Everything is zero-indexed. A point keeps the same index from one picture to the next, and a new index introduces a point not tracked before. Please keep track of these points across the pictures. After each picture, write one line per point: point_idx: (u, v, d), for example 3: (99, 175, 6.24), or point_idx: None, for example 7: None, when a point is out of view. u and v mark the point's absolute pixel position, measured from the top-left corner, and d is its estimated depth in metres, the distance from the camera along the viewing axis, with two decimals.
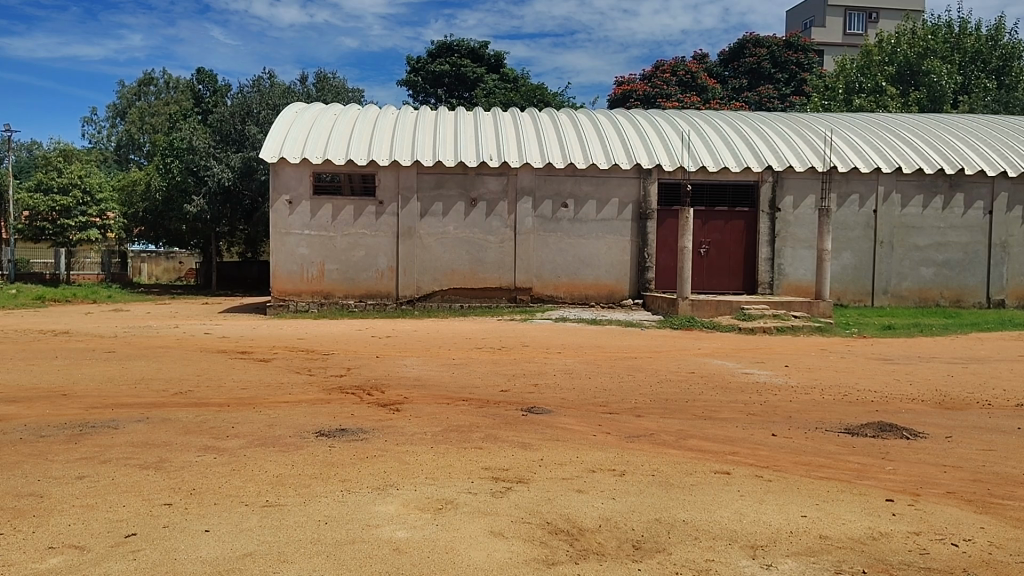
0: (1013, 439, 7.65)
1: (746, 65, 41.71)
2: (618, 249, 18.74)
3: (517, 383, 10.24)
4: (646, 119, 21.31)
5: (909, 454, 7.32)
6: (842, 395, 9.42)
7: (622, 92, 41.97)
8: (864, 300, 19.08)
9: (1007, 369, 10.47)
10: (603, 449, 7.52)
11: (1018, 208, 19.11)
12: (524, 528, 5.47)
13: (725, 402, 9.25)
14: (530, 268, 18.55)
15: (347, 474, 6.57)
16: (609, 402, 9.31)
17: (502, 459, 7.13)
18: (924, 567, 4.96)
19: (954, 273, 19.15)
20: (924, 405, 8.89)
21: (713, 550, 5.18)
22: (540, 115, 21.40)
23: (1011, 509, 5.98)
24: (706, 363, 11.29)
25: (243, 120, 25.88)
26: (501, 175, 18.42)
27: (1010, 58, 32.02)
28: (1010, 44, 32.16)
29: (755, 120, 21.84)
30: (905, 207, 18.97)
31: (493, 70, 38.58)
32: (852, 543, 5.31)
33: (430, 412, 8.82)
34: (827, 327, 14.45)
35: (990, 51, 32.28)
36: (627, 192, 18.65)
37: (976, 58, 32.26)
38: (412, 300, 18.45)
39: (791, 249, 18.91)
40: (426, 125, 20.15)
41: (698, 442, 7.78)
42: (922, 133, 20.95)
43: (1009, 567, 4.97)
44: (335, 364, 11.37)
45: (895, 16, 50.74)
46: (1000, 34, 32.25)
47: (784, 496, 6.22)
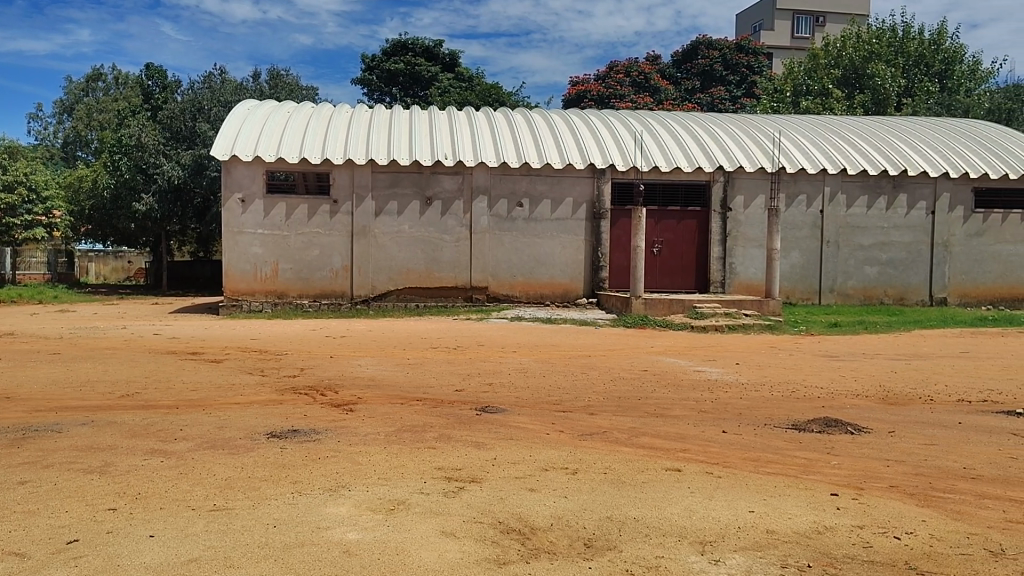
0: (953, 434, 7.86)
1: (699, 66, 42.28)
2: (573, 249, 18.83)
3: (471, 382, 10.24)
4: (600, 119, 21.45)
5: (854, 448, 7.49)
6: (791, 391, 9.59)
7: (576, 92, 42.16)
8: (812, 299, 19.46)
9: (949, 365, 10.75)
10: (556, 447, 7.55)
11: (959, 208, 19.62)
12: (476, 528, 5.46)
13: (677, 399, 9.36)
14: (485, 267, 18.55)
15: (298, 476, 6.51)
16: (563, 401, 9.37)
17: (455, 459, 7.12)
18: (867, 560, 5.08)
19: (898, 272, 19.60)
20: (869, 401, 9.10)
21: (663, 547, 5.23)
22: (495, 114, 21.40)
23: (952, 502, 6.13)
24: (658, 361, 11.41)
25: (194, 117, 25.61)
26: (457, 174, 18.40)
27: (952, 61, 32.78)
28: (952, 48, 32.80)
29: (706, 120, 22.11)
30: (851, 208, 19.38)
31: (448, 69, 38.52)
32: (798, 537, 5.41)
33: (384, 413, 8.77)
34: (776, 325, 14.71)
35: (934, 54, 32.89)
36: (581, 191, 18.73)
37: (920, 62, 32.96)
38: (367, 300, 18.33)
39: (742, 248, 19.17)
40: (380, 123, 20.03)
41: (650, 440, 7.85)
42: (868, 135, 21.39)
43: (949, 559, 5.10)
44: (288, 364, 11.24)
45: (842, 20, 51.75)
46: (943, 39, 32.80)
47: (733, 492, 6.31)
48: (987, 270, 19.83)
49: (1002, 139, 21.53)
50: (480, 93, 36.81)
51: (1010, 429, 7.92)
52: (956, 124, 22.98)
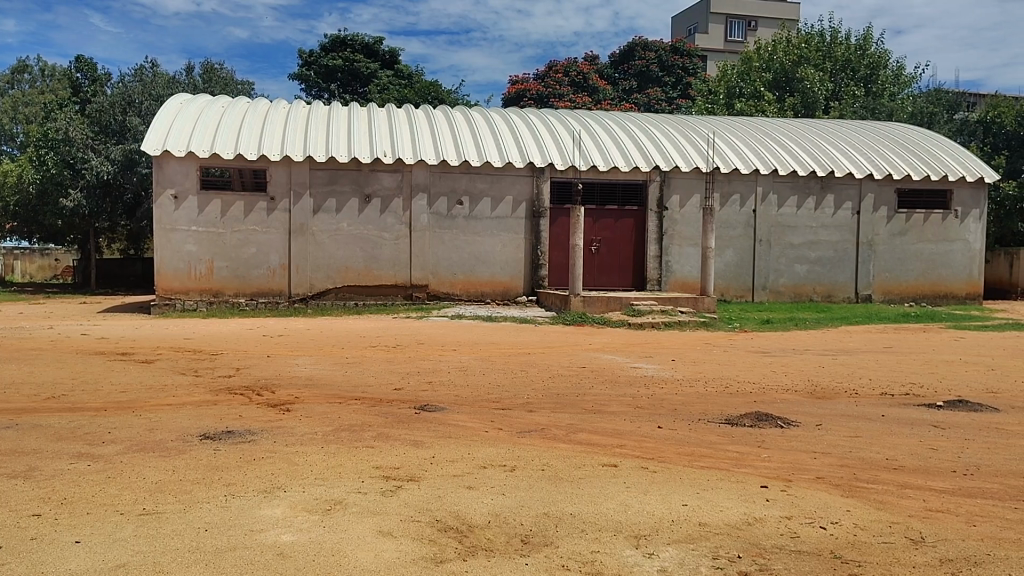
0: (877, 426, 8.15)
1: (636, 67, 42.86)
2: (513, 247, 18.91)
3: (410, 380, 10.23)
4: (539, 118, 21.56)
5: (783, 441, 7.71)
6: (725, 387, 9.81)
7: (515, 91, 42.35)
8: (745, 296, 19.92)
9: (874, 360, 11.14)
10: (494, 445, 7.59)
11: (883, 209, 20.32)
12: (413, 527, 5.46)
13: (614, 396, 9.50)
14: (425, 265, 18.49)
15: (232, 478, 6.40)
16: (503, 398, 9.41)
17: (393, 458, 7.10)
18: (794, 549, 5.24)
19: (827, 269, 20.20)
20: (798, 395, 9.37)
21: (599, 542, 5.31)
22: (435, 111, 21.34)
23: (875, 492, 6.37)
24: (596, 358, 11.55)
25: (124, 111, 24.89)
26: (396, 172, 18.30)
27: (877, 66, 33.77)
28: (877, 53, 33.85)
29: (643, 120, 22.42)
30: (782, 207, 19.90)
31: (387, 66, 38.23)
32: (729, 529, 5.55)
33: (322, 412, 8.69)
34: (711, 322, 15.02)
35: (860, 59, 33.92)
36: (520, 190, 18.81)
37: (847, 67, 33.85)
38: (306, 298, 18.10)
39: (678, 246, 19.51)
40: (317, 119, 19.78)
41: (587, 436, 7.96)
42: (798, 137, 21.96)
43: (872, 547, 5.29)
44: (223, 364, 11.05)
45: (773, 25, 53.21)
46: (868, 44, 33.93)
47: (668, 487, 6.43)
48: (909, 269, 20.59)
49: (924, 143, 22.37)
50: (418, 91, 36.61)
51: (930, 420, 8.24)
52: (881, 127, 23.77)
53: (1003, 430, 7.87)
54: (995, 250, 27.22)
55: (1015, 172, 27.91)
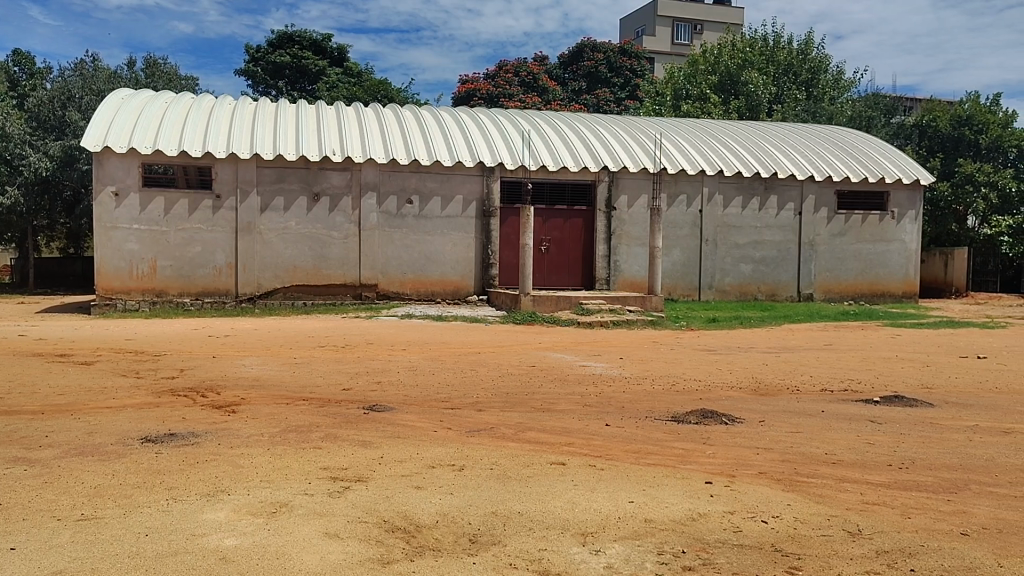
0: (817, 422, 8.35)
1: (585, 68, 43.10)
2: (463, 246, 18.90)
3: (359, 380, 10.15)
4: (489, 117, 21.58)
5: (727, 438, 7.85)
6: (671, 384, 9.95)
7: (465, 91, 42.37)
8: (692, 295, 20.21)
9: (815, 357, 11.42)
10: (443, 444, 7.58)
11: (825, 210, 20.81)
12: (361, 528, 5.43)
13: (563, 394, 9.56)
14: (374, 264, 18.36)
15: (174, 481, 6.28)
16: (452, 398, 9.39)
17: (341, 459, 7.05)
18: (736, 544, 5.34)
19: (771, 269, 20.61)
20: (742, 392, 9.54)
21: (546, 540, 5.34)
22: (384, 110, 21.20)
23: (814, 486, 6.54)
24: (546, 356, 11.61)
25: (63, 105, 24.25)
26: (345, 170, 18.15)
27: (818, 70, 34.32)
28: (818, 58, 34.40)
29: (592, 121, 22.61)
30: (728, 208, 20.25)
31: (336, 64, 37.89)
32: (674, 525, 5.63)
33: (268, 413, 8.58)
34: (659, 320, 15.22)
35: (802, 63, 34.39)
36: (471, 189, 18.81)
37: (789, 70, 34.42)
38: (253, 298, 17.83)
39: (626, 246, 19.71)
40: (264, 116, 19.50)
41: (536, 434, 8.00)
42: (744, 139, 22.36)
43: (811, 540, 5.42)
44: (166, 365, 10.84)
45: (718, 28, 54.06)
46: (809, 49, 34.52)
47: (615, 484, 6.50)
48: (850, 268, 21.12)
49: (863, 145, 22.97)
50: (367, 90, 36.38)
51: (868, 415, 8.48)
52: (823, 130, 24.33)
53: (936, 424, 8.13)
54: (931, 250, 28.04)
55: (948, 174, 28.88)
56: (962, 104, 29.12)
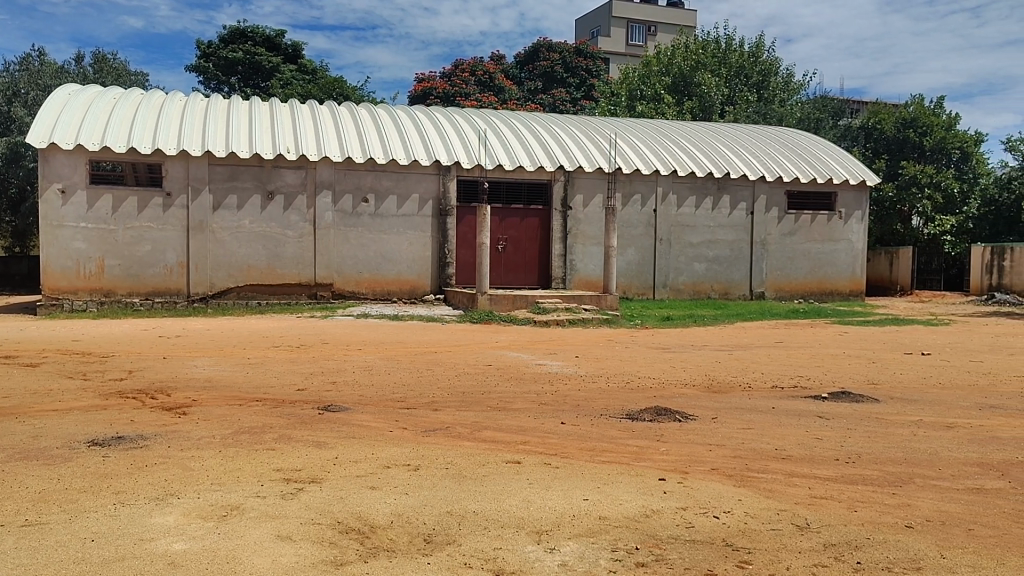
0: (768, 418, 8.50)
1: (541, 68, 43.23)
2: (419, 245, 18.83)
3: (313, 381, 10.05)
4: (445, 116, 21.53)
5: (681, 435, 7.95)
6: (625, 382, 10.05)
7: (422, 89, 42.29)
8: (647, 293, 20.41)
9: (766, 355, 11.62)
10: (398, 444, 7.55)
11: (776, 209, 21.18)
12: (314, 530, 5.38)
13: (519, 393, 9.59)
14: (330, 264, 18.20)
15: (122, 485, 6.16)
16: (407, 398, 9.36)
17: (294, 460, 6.97)
18: (688, 539, 5.42)
19: (724, 267, 20.92)
20: (695, 389, 9.68)
21: (501, 538, 5.36)
22: (339, 108, 21.02)
23: (765, 481, 6.66)
24: (502, 355, 11.63)
25: (9, 101, 23.79)
26: (299, 169, 17.96)
27: (768, 73, 35.24)
28: (768, 61, 35.30)
29: (548, 120, 22.69)
30: (682, 207, 20.49)
31: (290, 61, 37.46)
32: (628, 522, 5.69)
33: (220, 414, 8.46)
34: (614, 319, 15.35)
35: (753, 65, 35.23)
36: (427, 187, 18.75)
37: (741, 73, 35.14)
38: (205, 297, 17.55)
39: (582, 246, 19.84)
40: (216, 112, 19.20)
41: (491, 433, 8.00)
42: (697, 140, 22.65)
43: (761, 534, 5.52)
44: (115, 366, 10.60)
45: (671, 30, 54.70)
46: (760, 52, 35.38)
47: (570, 482, 6.54)
48: (800, 267, 21.53)
49: (812, 147, 23.43)
50: (322, 87, 35.90)
51: (816, 411, 8.66)
52: (774, 131, 24.76)
53: (882, 419, 8.33)
54: (877, 250, 28.90)
55: (893, 175, 29.56)
56: (907, 107, 29.86)
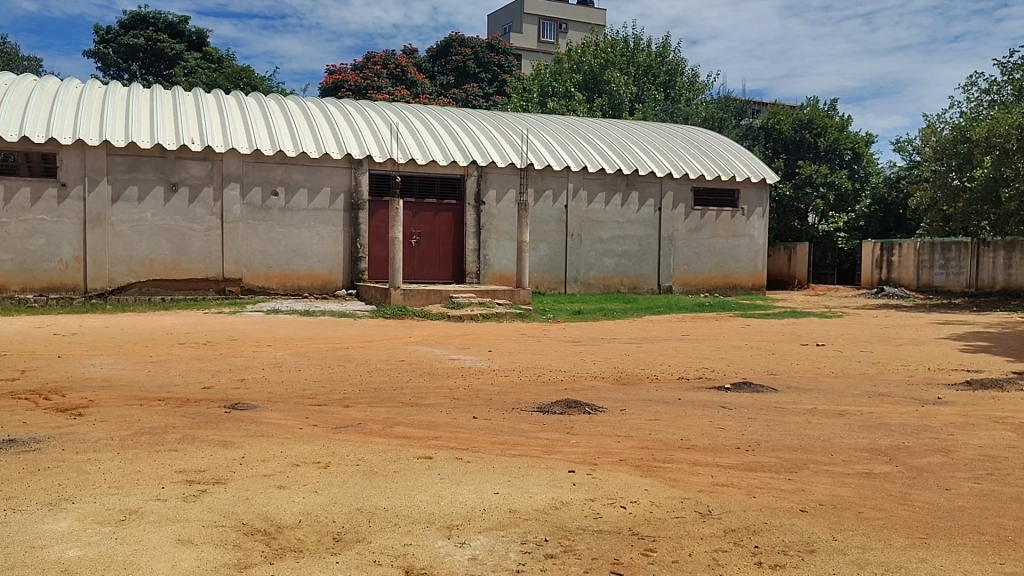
0: (675, 409, 8.75)
1: (452, 63, 43.03)
2: (331, 239, 18.56)
3: (221, 379, 9.78)
4: (356, 109, 21.24)
5: (591, 427, 8.09)
6: (537, 375, 10.17)
7: (333, 81, 41.76)
8: (558, 288, 20.65)
9: (673, 347, 11.93)
10: (308, 442, 7.44)
11: (682, 206, 21.74)
12: (217, 532, 5.26)
13: (431, 388, 9.57)
14: (238, 258, 17.75)
15: (12, 491, 5.87)
16: (318, 394, 9.23)
17: (198, 460, 6.80)
18: (596, 529, 5.53)
19: (632, 263, 21.36)
20: (605, 382, 9.87)
21: (412, 534, 5.35)
22: (246, 98, 20.47)
23: (670, 470, 6.85)
24: (415, 351, 11.58)
25: None
26: (205, 160, 17.43)
27: (674, 72, 35.92)
28: (674, 61, 36.01)
29: (461, 115, 22.66)
30: (592, 203, 20.82)
31: (194, 48, 36.27)
32: (537, 515, 5.77)
33: (120, 415, 8.15)
34: (527, 313, 15.47)
35: (661, 65, 35.89)
36: (338, 181, 18.51)
37: (649, 72, 35.78)
38: (105, 293, 16.84)
39: (494, 241, 19.93)
40: (115, 100, 18.43)
41: (404, 429, 7.97)
42: (607, 137, 23.02)
43: (665, 522, 5.69)
44: (5, 366, 10.08)
45: (583, 28, 55.35)
46: (666, 52, 36.13)
47: (481, 476, 6.58)
48: (705, 262, 22.18)
49: (717, 145, 24.13)
50: (227, 76, 34.74)
51: (720, 402, 8.95)
52: (682, 130, 25.39)
53: (780, 408, 8.68)
54: (777, 246, 30.12)
55: (791, 173, 30.72)
56: (803, 108, 30.98)
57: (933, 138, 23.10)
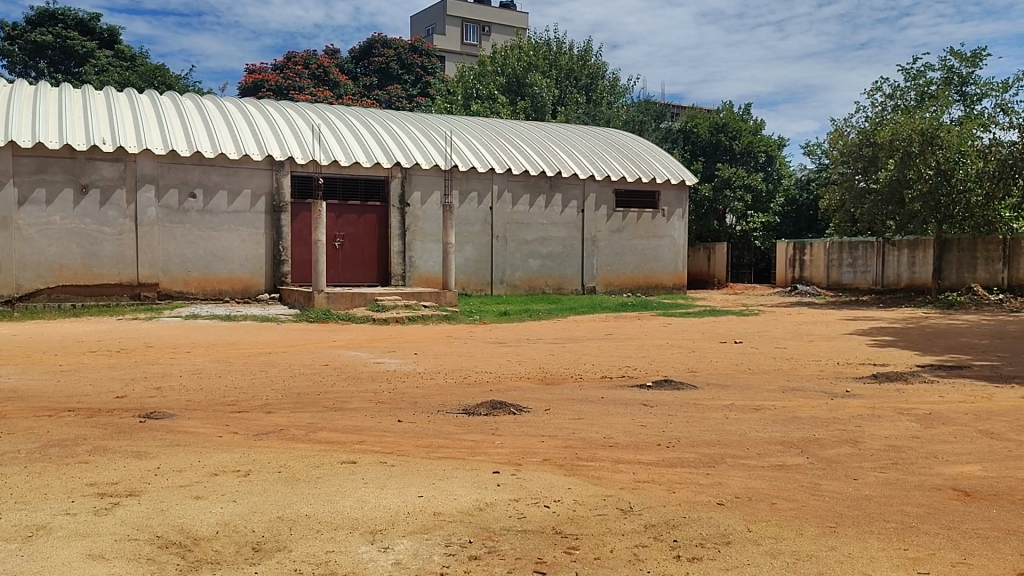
0: (598, 407, 8.87)
1: (375, 64, 42.76)
2: (252, 242, 18.22)
3: (135, 388, 9.47)
4: (276, 109, 20.87)
5: (515, 427, 8.15)
6: (462, 377, 10.19)
7: (252, 80, 41.00)
8: (484, 289, 20.69)
9: (596, 346, 12.10)
10: (227, 450, 7.28)
11: (604, 207, 22.05)
12: (130, 546, 5.10)
13: (355, 392, 9.49)
14: (154, 262, 17.27)
15: None
16: (239, 401, 9.04)
17: (111, 472, 6.58)
18: (520, 530, 5.57)
19: (557, 263, 21.57)
20: (530, 382, 9.96)
21: (334, 541, 5.29)
22: (161, 97, 19.89)
23: (593, 468, 6.95)
24: (339, 354, 11.46)
25: None
26: (118, 161, 16.88)
27: (596, 76, 36.55)
28: (595, 65, 36.61)
29: (384, 116, 22.50)
30: (516, 205, 20.94)
31: (106, 46, 35.16)
32: (462, 516, 5.78)
33: (26, 427, 7.82)
34: (453, 315, 15.47)
35: (582, 68, 36.53)
36: (259, 183, 18.18)
37: (570, 75, 36.31)
38: (11, 300, 16.10)
39: (420, 242, 19.87)
40: (21, 99, 17.66)
41: (327, 434, 7.88)
42: (531, 139, 23.21)
43: (588, 520, 5.76)
44: None
45: (506, 32, 55.83)
46: (588, 55, 36.66)
47: (405, 479, 6.56)
48: (627, 262, 22.56)
49: (638, 148, 24.56)
50: (141, 75, 33.66)
51: (642, 399, 9.12)
52: (605, 132, 25.76)
53: (700, 405, 8.89)
54: (696, 246, 30.81)
55: (709, 176, 31.50)
56: (718, 112, 31.81)
57: (840, 142, 24.06)
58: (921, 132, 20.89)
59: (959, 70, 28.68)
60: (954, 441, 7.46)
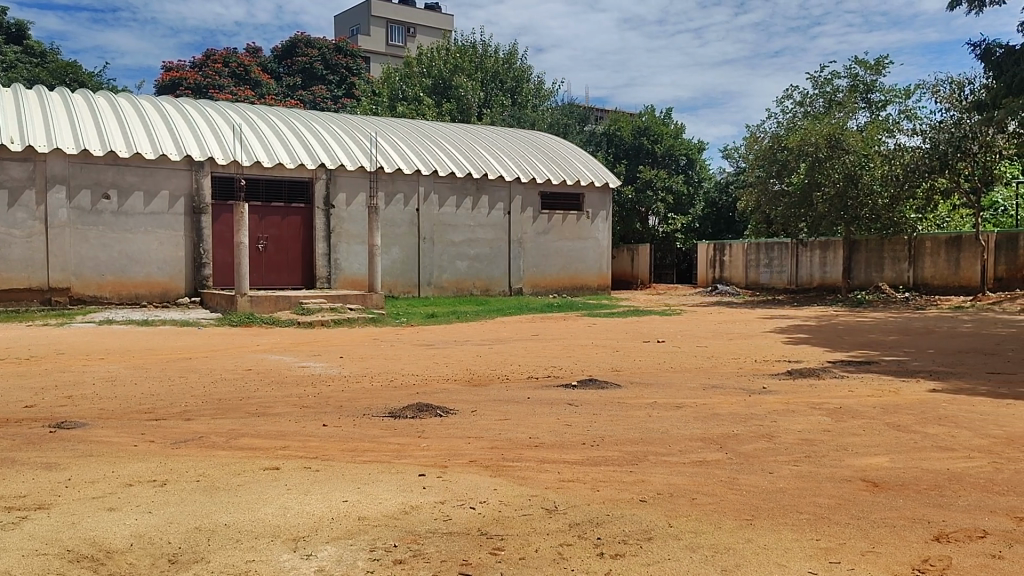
0: (523, 408, 8.92)
1: (299, 63, 42.07)
2: (170, 244, 17.74)
3: (46, 397, 9.09)
4: (195, 108, 20.34)
5: (441, 429, 8.13)
6: (388, 380, 10.12)
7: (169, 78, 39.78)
8: (411, 291, 20.59)
9: (523, 347, 12.17)
10: (143, 460, 7.06)
11: (530, 210, 22.21)
12: (37, 562, 4.91)
13: (279, 397, 9.32)
14: (66, 266, 16.66)
15: None
16: (156, 408, 8.79)
17: (18, 485, 6.31)
18: (445, 531, 5.58)
19: (484, 265, 21.62)
20: (456, 384, 9.95)
21: (254, 550, 5.20)
22: (73, 95, 19.16)
23: (518, 469, 6.99)
24: (262, 359, 11.25)
25: None
26: (26, 161, 16.18)
27: (521, 79, 36.75)
28: (521, 68, 36.84)
29: (307, 117, 22.17)
30: (443, 207, 20.89)
31: (13, 41, 33.72)
32: (386, 520, 5.75)
33: None
34: (380, 317, 15.35)
35: (507, 71, 36.67)
36: (178, 184, 17.72)
37: (496, 78, 36.38)
38: None
39: (345, 245, 19.65)
40: None
41: (248, 440, 7.73)
42: (457, 141, 23.20)
43: (513, 520, 5.80)
44: None
45: (432, 33, 55.71)
46: (513, 59, 36.84)
47: (329, 484, 6.48)
48: (552, 264, 22.77)
49: (563, 150, 24.80)
50: (52, 72, 32.37)
51: (567, 399, 9.22)
52: (531, 134, 25.96)
53: (624, 403, 9.04)
54: (620, 248, 31.28)
55: (633, 178, 32.03)
56: (641, 116, 32.36)
57: (756, 146, 24.81)
58: (827, 136, 21.79)
59: (864, 78, 29.87)
60: (863, 434, 7.76)
